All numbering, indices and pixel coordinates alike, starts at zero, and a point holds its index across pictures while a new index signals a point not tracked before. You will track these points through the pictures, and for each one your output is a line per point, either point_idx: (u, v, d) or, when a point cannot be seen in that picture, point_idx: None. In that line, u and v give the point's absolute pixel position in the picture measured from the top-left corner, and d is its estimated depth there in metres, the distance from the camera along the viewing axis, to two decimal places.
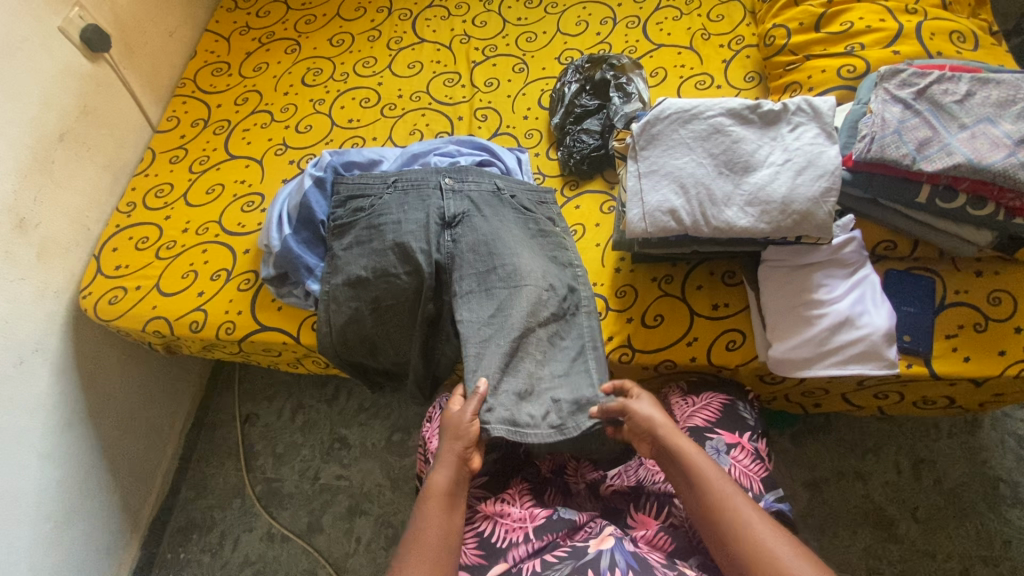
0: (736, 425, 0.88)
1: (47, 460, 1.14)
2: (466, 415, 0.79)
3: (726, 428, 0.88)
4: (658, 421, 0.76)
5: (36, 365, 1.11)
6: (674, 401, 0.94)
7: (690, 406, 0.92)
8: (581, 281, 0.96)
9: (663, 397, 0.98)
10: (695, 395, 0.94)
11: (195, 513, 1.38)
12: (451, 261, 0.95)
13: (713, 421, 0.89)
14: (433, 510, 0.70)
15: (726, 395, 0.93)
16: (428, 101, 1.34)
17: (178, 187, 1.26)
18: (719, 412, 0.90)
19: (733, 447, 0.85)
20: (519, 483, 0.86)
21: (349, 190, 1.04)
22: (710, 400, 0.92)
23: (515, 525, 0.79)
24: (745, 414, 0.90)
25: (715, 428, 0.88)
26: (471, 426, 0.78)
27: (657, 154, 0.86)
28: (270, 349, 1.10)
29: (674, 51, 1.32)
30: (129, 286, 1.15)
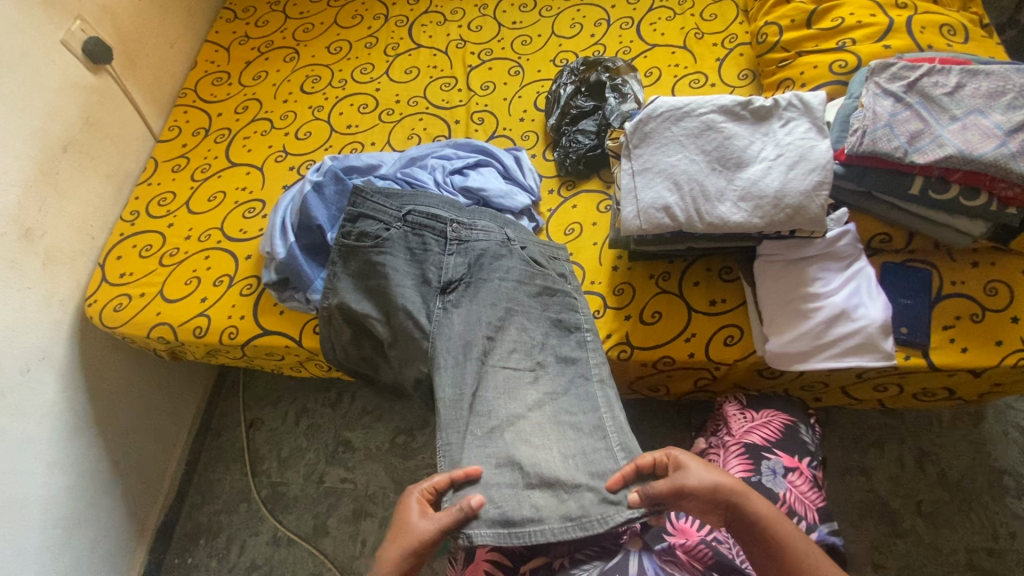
0: (795, 449, 0.88)
1: (54, 467, 1.16)
2: (426, 527, 0.70)
3: (785, 450, 0.88)
4: (727, 485, 0.69)
5: (42, 373, 1.13)
6: (732, 413, 0.95)
7: (748, 422, 0.93)
8: (588, 350, 0.91)
9: (719, 407, 0.99)
10: (754, 411, 0.94)
11: (201, 518, 1.40)
12: (436, 328, 0.91)
13: (771, 441, 0.89)
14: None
15: (789, 416, 0.93)
16: (425, 105, 1.35)
17: (180, 196, 1.28)
18: (780, 432, 0.91)
19: (790, 471, 0.85)
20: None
21: (365, 209, 1.01)
22: (771, 418, 0.93)
23: None
24: (806, 438, 0.91)
25: (773, 449, 0.88)
26: (428, 542, 0.69)
27: (651, 151, 0.87)
28: (272, 353, 1.11)
29: (667, 51, 1.33)
30: (133, 294, 1.16)
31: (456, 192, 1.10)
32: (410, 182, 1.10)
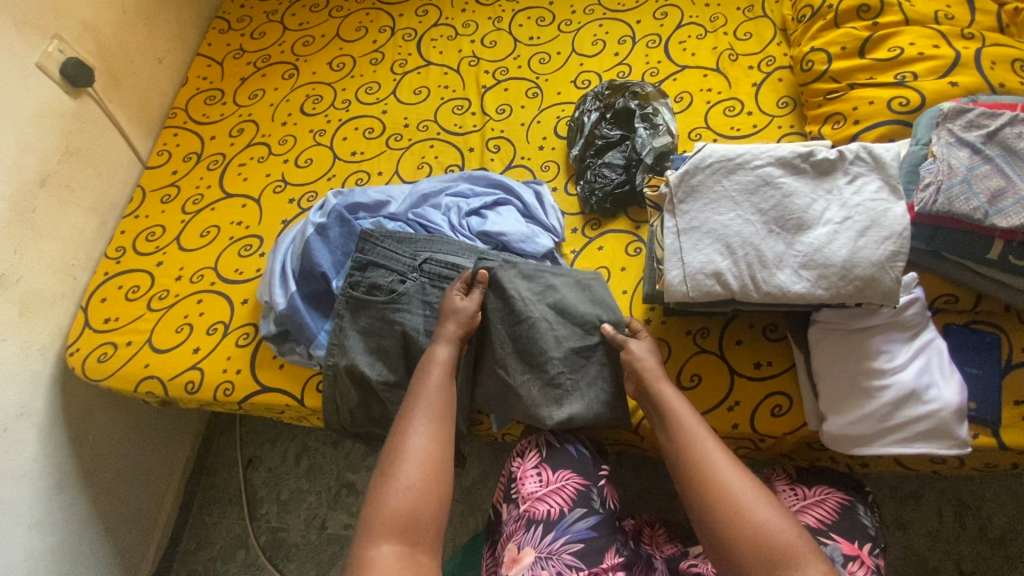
0: (855, 533, 0.79)
1: (37, 528, 1.07)
2: (461, 306, 0.86)
3: (844, 535, 0.79)
4: (649, 366, 0.81)
5: (21, 431, 1.04)
6: (781, 488, 0.87)
7: (800, 500, 0.84)
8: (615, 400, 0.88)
9: (765, 479, 0.91)
10: (805, 486, 0.86)
11: (197, 565, 1.32)
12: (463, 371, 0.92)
13: (826, 523, 0.80)
14: (434, 379, 0.80)
15: (844, 493, 0.84)
16: (436, 130, 1.25)
17: (170, 230, 1.18)
18: (836, 513, 0.81)
19: (852, 559, 0.76)
20: (613, 556, 0.79)
21: (374, 257, 0.93)
22: (825, 497, 0.84)
23: None
24: (866, 520, 0.81)
25: (830, 533, 0.79)
26: (471, 316, 0.86)
27: (698, 208, 0.77)
28: (272, 410, 1.01)
29: (699, 73, 1.23)
30: (119, 342, 1.06)
31: (474, 235, 1.01)
32: (423, 224, 1.02)
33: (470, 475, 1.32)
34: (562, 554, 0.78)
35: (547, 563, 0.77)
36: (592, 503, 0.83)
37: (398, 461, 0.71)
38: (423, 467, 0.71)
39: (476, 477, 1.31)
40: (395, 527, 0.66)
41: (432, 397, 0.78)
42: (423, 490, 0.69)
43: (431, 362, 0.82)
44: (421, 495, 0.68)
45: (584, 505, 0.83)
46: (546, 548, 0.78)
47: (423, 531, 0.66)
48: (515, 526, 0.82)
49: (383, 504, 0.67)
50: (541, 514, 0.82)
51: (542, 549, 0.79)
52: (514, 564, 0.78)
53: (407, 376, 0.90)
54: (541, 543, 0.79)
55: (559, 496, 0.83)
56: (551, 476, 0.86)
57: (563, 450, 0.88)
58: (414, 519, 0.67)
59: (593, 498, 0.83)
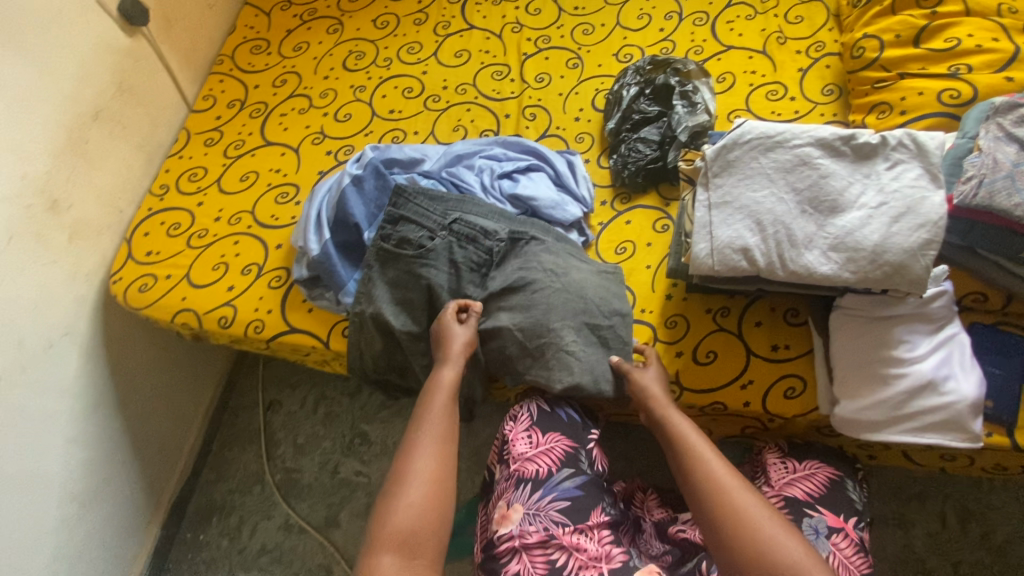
0: (840, 507, 0.82)
1: (74, 441, 1.14)
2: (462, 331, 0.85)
3: (830, 509, 0.82)
4: (654, 393, 0.82)
5: (65, 349, 1.09)
6: (771, 461, 0.89)
7: (790, 472, 0.87)
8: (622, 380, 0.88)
9: (756, 453, 0.94)
10: (796, 460, 0.89)
11: (215, 495, 1.41)
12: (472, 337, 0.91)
13: (814, 496, 0.83)
14: (439, 402, 0.80)
15: (833, 469, 0.87)
16: (474, 94, 1.26)
17: (212, 172, 1.22)
18: (824, 487, 0.84)
19: (836, 532, 0.79)
20: (599, 515, 0.82)
21: (406, 213, 0.96)
22: (814, 471, 0.87)
23: (590, 563, 0.76)
24: (853, 496, 0.85)
25: (816, 505, 0.82)
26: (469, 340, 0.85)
27: (732, 183, 0.78)
28: (298, 351, 1.06)
29: (745, 54, 1.21)
30: (159, 275, 1.11)
31: (504, 198, 1.02)
32: (455, 183, 1.04)
33: (478, 437, 1.36)
34: (549, 510, 0.81)
35: (535, 519, 0.80)
36: (580, 464, 0.86)
37: (401, 483, 0.71)
38: (426, 489, 0.71)
39: (484, 439, 1.35)
40: (395, 543, 0.66)
41: (435, 420, 0.78)
42: (426, 511, 0.69)
43: (436, 383, 0.82)
44: (423, 515, 0.69)
45: (571, 466, 0.86)
46: (533, 505, 0.81)
47: (421, 549, 0.67)
48: (505, 484, 0.85)
49: (386, 522, 0.68)
50: (530, 473, 0.84)
51: (530, 505, 0.82)
52: (504, 521, 0.81)
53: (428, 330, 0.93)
54: (528, 499, 0.82)
55: (547, 457, 0.86)
56: (541, 438, 0.88)
57: (555, 415, 0.90)
58: (414, 537, 0.67)
59: (581, 460, 0.87)
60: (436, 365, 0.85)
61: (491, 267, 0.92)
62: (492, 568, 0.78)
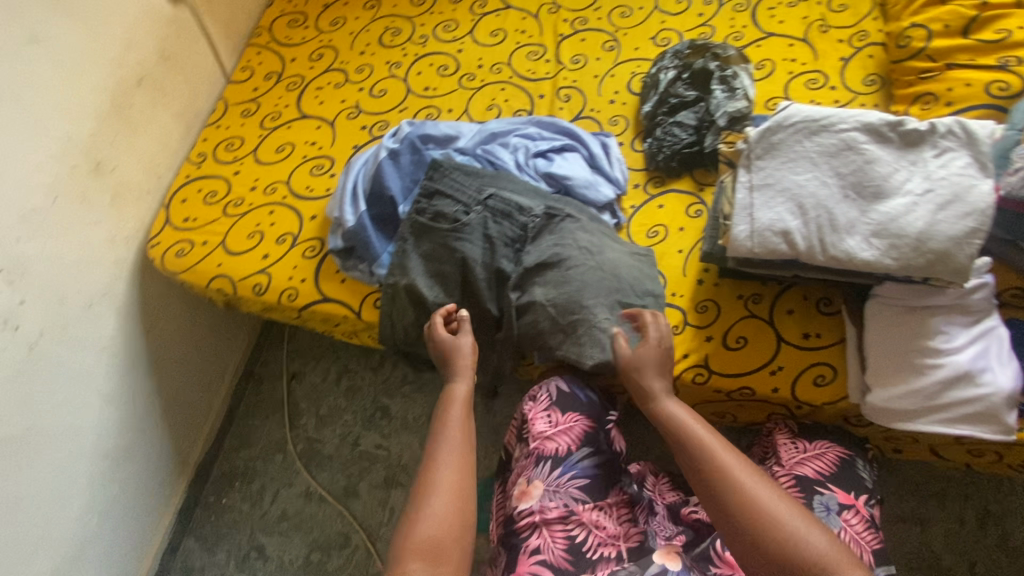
0: (852, 485, 0.84)
1: (110, 399, 1.16)
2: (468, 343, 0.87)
3: (841, 487, 0.83)
4: (655, 384, 0.78)
5: (103, 309, 1.12)
6: (782, 441, 0.91)
7: (800, 452, 0.88)
8: None
9: (767, 434, 0.95)
10: (806, 441, 0.90)
11: (239, 461, 1.44)
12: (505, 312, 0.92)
13: (825, 474, 0.85)
14: (455, 415, 0.80)
15: (844, 448, 0.88)
16: (509, 73, 1.25)
17: (248, 142, 1.23)
18: (835, 466, 0.86)
19: (846, 508, 0.81)
20: (616, 494, 0.84)
21: (441, 187, 0.97)
22: (825, 450, 0.88)
23: (608, 541, 0.78)
24: (863, 474, 0.86)
25: (828, 483, 0.84)
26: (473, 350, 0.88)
27: (775, 165, 0.77)
28: (329, 321, 1.08)
29: (785, 42, 1.20)
30: (196, 241, 1.14)
31: (539, 176, 1.03)
32: (490, 160, 1.04)
33: (496, 416, 1.38)
34: (569, 488, 0.81)
35: (554, 495, 0.80)
36: (598, 444, 0.86)
37: (424, 492, 0.71)
38: (450, 498, 0.70)
39: (502, 418, 1.37)
40: (421, 553, 0.66)
41: (453, 430, 0.78)
42: (447, 520, 0.68)
43: (451, 398, 0.82)
44: (449, 523, 0.68)
45: (590, 445, 0.85)
46: (553, 482, 0.81)
47: (446, 557, 0.66)
48: (525, 461, 0.85)
49: (411, 532, 0.67)
50: (550, 452, 0.84)
51: (550, 482, 0.81)
52: (523, 496, 0.81)
53: (461, 303, 0.94)
54: (548, 477, 0.82)
55: (567, 436, 0.85)
56: (560, 417, 0.87)
57: (575, 396, 0.89)
58: (439, 545, 0.67)
59: (600, 440, 0.86)
60: (447, 381, 0.86)
61: (526, 242, 0.92)
62: (513, 544, 0.78)
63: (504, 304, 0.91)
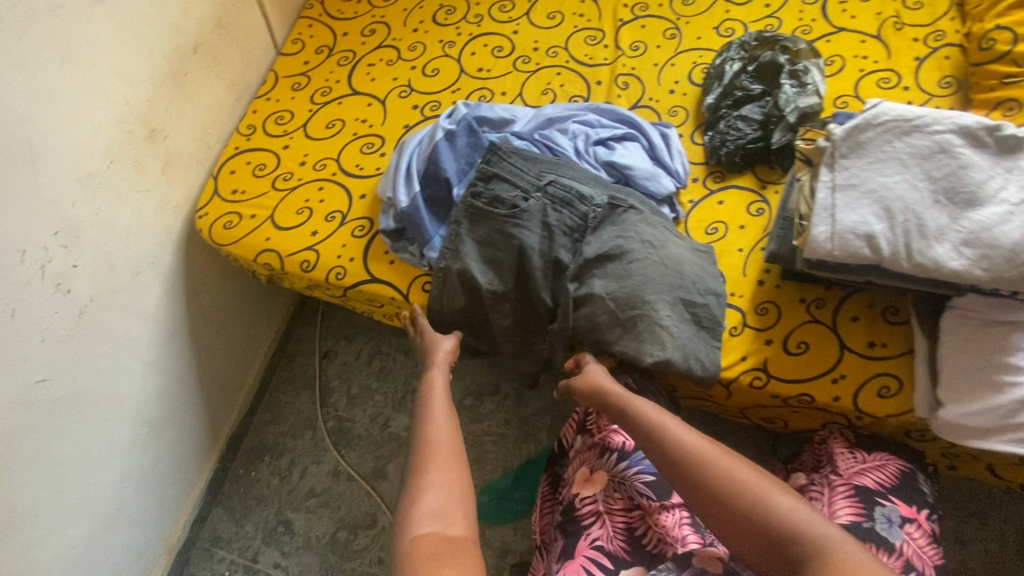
0: (914, 498, 0.81)
1: (151, 368, 1.16)
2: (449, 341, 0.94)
3: (903, 499, 0.80)
4: (615, 389, 0.83)
5: (150, 278, 1.11)
6: (839, 451, 0.88)
7: (859, 463, 0.86)
8: (713, 361, 0.86)
9: (821, 443, 0.92)
10: (864, 452, 0.88)
11: (269, 436, 1.45)
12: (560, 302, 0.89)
13: (886, 486, 0.82)
14: (437, 396, 0.83)
15: (904, 462, 0.86)
16: (565, 58, 1.22)
17: (298, 116, 1.22)
18: (896, 478, 0.83)
19: (909, 521, 0.78)
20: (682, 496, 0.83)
21: (500, 171, 0.94)
22: (885, 462, 0.85)
23: (668, 538, 0.79)
24: (923, 488, 0.84)
25: (889, 495, 0.81)
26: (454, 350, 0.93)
27: (861, 166, 0.74)
28: (375, 301, 1.06)
29: (856, 38, 1.15)
30: (244, 214, 1.13)
31: (598, 165, 1.00)
32: (549, 146, 1.02)
33: (529, 407, 1.37)
34: (634, 481, 0.85)
35: (620, 487, 0.86)
36: None
37: (425, 464, 0.71)
38: (449, 468, 0.71)
39: (534, 409, 1.36)
40: (429, 516, 0.64)
41: (439, 409, 0.81)
42: (448, 489, 0.68)
43: (430, 384, 0.86)
44: (451, 488, 0.68)
45: None
46: (619, 474, 0.87)
47: (453, 517, 0.65)
48: (589, 453, 0.93)
49: (417, 500, 0.66)
50: (617, 446, 0.90)
51: (616, 474, 0.87)
52: (588, 485, 0.89)
53: (514, 291, 0.92)
54: (614, 468, 0.88)
55: None
56: None
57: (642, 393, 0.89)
58: (444, 507, 0.66)
59: None
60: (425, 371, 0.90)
61: (586, 232, 0.90)
62: (573, 529, 0.85)
63: (561, 295, 0.89)
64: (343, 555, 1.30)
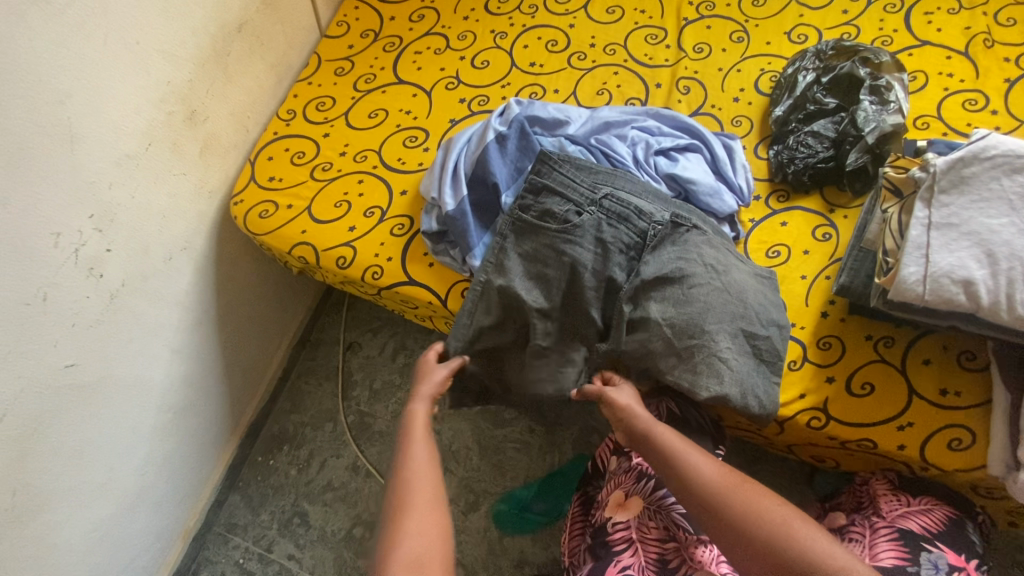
0: (962, 546, 0.75)
1: (177, 354, 1.13)
2: (442, 370, 0.86)
3: (950, 546, 0.75)
4: (630, 409, 0.77)
5: (182, 263, 1.08)
6: (882, 492, 0.84)
7: (903, 506, 0.81)
8: (772, 398, 0.81)
9: (864, 485, 0.88)
10: (910, 495, 0.83)
11: (289, 425, 1.42)
12: (611, 324, 0.85)
13: (932, 531, 0.77)
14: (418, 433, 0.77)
15: (952, 508, 0.81)
16: (624, 56, 1.15)
17: (341, 103, 1.18)
18: (943, 524, 0.78)
19: (956, 570, 0.73)
20: None
21: (551, 182, 0.87)
22: (931, 506, 0.81)
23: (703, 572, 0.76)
24: (974, 537, 0.78)
25: (935, 540, 0.76)
26: (446, 381, 0.85)
27: (962, 204, 0.67)
28: (410, 303, 1.02)
29: (942, 53, 1.06)
30: (280, 203, 1.09)
31: (659, 177, 0.94)
32: (606, 153, 0.95)
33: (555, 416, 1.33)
34: (671, 511, 0.81)
35: (655, 515, 0.82)
36: None
37: (401, 508, 0.68)
38: (430, 511, 0.68)
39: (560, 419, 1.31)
40: (406, 568, 0.62)
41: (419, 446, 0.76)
42: (428, 535, 0.66)
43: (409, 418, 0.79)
44: (429, 535, 0.66)
45: None
46: (654, 502, 0.83)
47: (429, 567, 0.63)
48: (624, 476, 0.88)
49: (394, 548, 0.64)
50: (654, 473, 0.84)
51: (651, 501, 0.83)
52: (620, 509, 0.84)
53: (562, 311, 0.86)
54: (650, 495, 0.84)
55: None
56: None
57: (687, 420, 0.86)
58: (422, 557, 0.64)
59: None
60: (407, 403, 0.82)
61: (644, 251, 0.84)
62: (603, 554, 0.81)
63: (614, 318, 0.84)
64: (358, 552, 1.27)
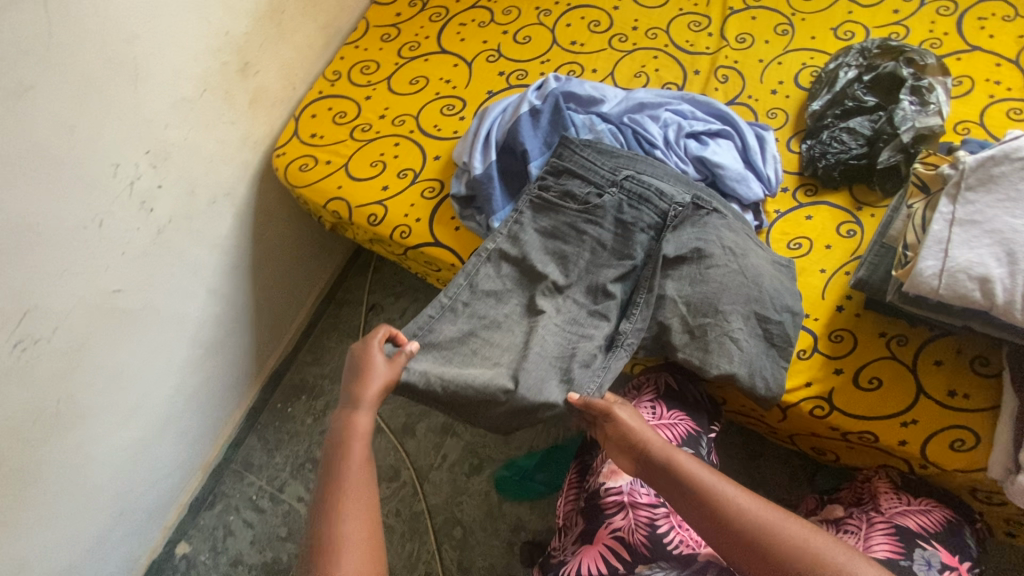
0: (957, 548, 0.76)
1: (212, 294, 1.19)
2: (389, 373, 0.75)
3: (944, 546, 0.76)
4: (645, 434, 0.74)
5: (224, 208, 1.14)
6: (883, 490, 0.84)
7: (902, 504, 0.82)
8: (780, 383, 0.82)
9: (864, 479, 0.89)
10: (910, 495, 0.83)
11: (308, 375, 1.49)
12: (627, 298, 0.86)
13: (928, 530, 0.78)
14: (357, 453, 0.70)
15: (950, 510, 0.81)
16: (664, 41, 1.16)
17: (384, 68, 1.22)
18: (941, 526, 0.79)
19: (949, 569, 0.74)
20: None
21: (572, 165, 0.90)
22: (931, 508, 0.81)
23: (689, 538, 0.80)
24: (969, 541, 0.79)
25: (931, 540, 0.77)
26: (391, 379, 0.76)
27: (988, 202, 0.68)
28: (433, 264, 1.06)
29: (991, 60, 1.04)
30: (320, 158, 1.14)
31: (687, 159, 0.96)
32: (636, 132, 0.97)
33: None
34: None
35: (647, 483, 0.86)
36: (700, 448, 0.83)
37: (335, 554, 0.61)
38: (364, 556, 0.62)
39: None
40: None
41: (355, 472, 0.68)
42: None
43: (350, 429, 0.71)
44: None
45: (690, 446, 0.83)
46: None
47: None
48: None
49: None
50: None
51: None
52: (614, 475, 0.87)
53: (580, 283, 0.87)
54: None
55: (670, 430, 0.83)
56: (664, 411, 0.86)
57: (683, 395, 0.88)
58: None
59: (702, 445, 0.84)
60: (344, 408, 0.73)
61: (665, 230, 0.86)
62: (595, 516, 0.85)
63: (631, 295, 0.87)
64: None
